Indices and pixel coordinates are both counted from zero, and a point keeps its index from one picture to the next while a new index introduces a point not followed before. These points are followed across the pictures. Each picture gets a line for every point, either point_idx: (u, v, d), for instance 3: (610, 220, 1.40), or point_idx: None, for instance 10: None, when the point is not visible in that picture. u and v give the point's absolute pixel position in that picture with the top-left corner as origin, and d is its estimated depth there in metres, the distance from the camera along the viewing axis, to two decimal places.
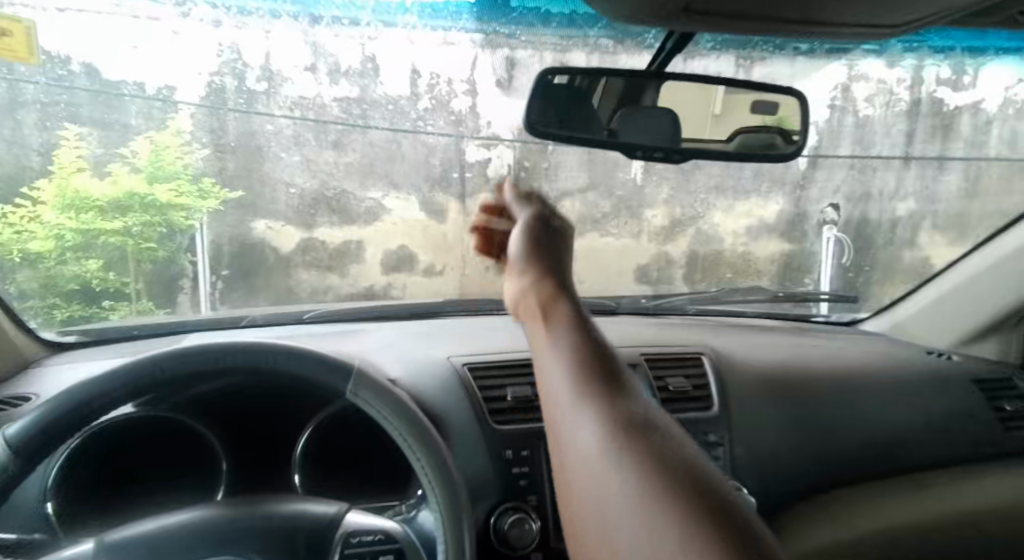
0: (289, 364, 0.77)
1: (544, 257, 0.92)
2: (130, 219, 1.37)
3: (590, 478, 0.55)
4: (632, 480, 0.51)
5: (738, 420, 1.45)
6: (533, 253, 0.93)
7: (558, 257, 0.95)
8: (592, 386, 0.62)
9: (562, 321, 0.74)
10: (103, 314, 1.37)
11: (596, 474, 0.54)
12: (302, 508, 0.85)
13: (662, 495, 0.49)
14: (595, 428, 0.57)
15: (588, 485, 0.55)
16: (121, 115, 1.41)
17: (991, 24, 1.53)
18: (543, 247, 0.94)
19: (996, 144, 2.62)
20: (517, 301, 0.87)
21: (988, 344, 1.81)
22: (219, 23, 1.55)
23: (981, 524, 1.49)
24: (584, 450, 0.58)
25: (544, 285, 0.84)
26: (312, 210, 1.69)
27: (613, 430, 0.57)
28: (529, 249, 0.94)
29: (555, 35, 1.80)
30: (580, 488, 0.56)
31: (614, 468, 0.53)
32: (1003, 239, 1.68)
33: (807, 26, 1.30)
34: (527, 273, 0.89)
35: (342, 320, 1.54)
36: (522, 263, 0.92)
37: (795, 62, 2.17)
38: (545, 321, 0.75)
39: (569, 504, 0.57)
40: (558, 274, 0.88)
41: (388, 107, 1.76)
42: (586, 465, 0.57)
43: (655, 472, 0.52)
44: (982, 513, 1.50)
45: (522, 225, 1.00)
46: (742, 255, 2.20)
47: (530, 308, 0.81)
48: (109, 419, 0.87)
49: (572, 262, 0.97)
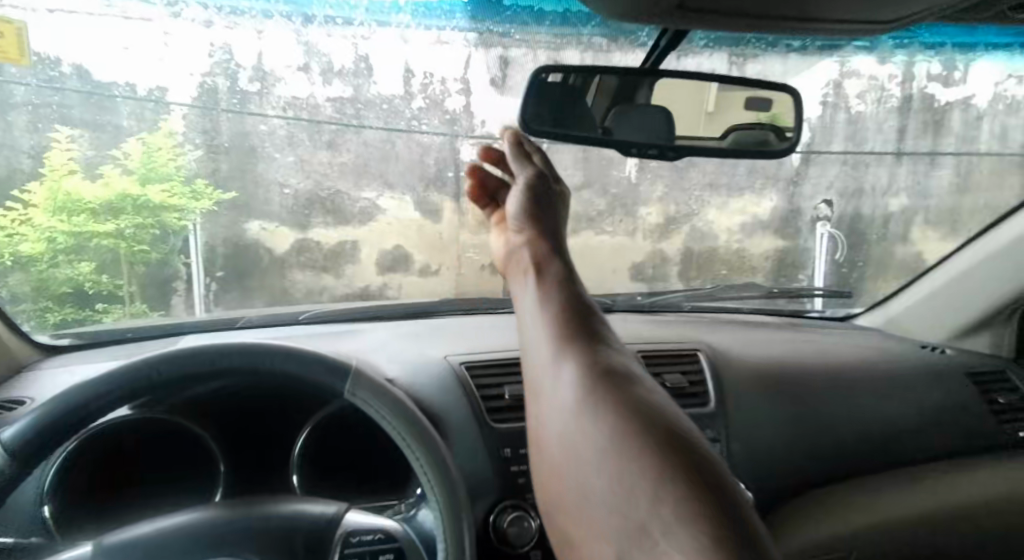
0: (285, 365, 0.77)
1: (541, 219, 1.18)
2: (123, 221, 1.37)
3: (582, 431, 0.79)
4: (621, 442, 0.75)
5: (735, 416, 1.46)
6: (529, 211, 1.18)
7: (553, 216, 1.21)
8: (572, 339, 0.91)
9: (553, 285, 1.02)
10: (97, 317, 1.35)
11: (586, 426, 0.79)
12: (300, 509, 0.85)
13: (645, 453, 0.72)
14: (582, 389, 0.83)
15: (582, 439, 0.79)
16: (112, 117, 1.40)
17: (981, 20, 1.54)
18: (542, 211, 1.20)
19: (988, 138, 2.63)
20: (516, 255, 1.14)
21: (982, 337, 1.82)
22: (211, 23, 1.54)
23: (971, 517, 1.54)
24: (577, 410, 0.82)
25: (541, 246, 1.12)
26: (306, 211, 1.70)
27: (594, 389, 0.82)
28: (530, 211, 1.19)
29: (549, 32, 1.78)
30: (575, 440, 0.80)
31: (601, 424, 0.78)
32: (996, 233, 1.68)
33: (800, 22, 1.30)
34: (527, 234, 1.15)
35: (337, 320, 1.52)
36: (522, 225, 1.17)
37: (787, 59, 2.20)
38: (541, 279, 1.04)
39: (562, 444, 0.82)
40: (552, 235, 1.15)
41: (384, 107, 1.76)
42: (580, 422, 0.80)
43: (634, 427, 0.76)
44: (973, 506, 1.54)
45: (520, 184, 1.23)
46: (737, 252, 2.23)
47: (528, 265, 1.09)
48: (107, 422, 0.86)
49: (565, 221, 1.23)
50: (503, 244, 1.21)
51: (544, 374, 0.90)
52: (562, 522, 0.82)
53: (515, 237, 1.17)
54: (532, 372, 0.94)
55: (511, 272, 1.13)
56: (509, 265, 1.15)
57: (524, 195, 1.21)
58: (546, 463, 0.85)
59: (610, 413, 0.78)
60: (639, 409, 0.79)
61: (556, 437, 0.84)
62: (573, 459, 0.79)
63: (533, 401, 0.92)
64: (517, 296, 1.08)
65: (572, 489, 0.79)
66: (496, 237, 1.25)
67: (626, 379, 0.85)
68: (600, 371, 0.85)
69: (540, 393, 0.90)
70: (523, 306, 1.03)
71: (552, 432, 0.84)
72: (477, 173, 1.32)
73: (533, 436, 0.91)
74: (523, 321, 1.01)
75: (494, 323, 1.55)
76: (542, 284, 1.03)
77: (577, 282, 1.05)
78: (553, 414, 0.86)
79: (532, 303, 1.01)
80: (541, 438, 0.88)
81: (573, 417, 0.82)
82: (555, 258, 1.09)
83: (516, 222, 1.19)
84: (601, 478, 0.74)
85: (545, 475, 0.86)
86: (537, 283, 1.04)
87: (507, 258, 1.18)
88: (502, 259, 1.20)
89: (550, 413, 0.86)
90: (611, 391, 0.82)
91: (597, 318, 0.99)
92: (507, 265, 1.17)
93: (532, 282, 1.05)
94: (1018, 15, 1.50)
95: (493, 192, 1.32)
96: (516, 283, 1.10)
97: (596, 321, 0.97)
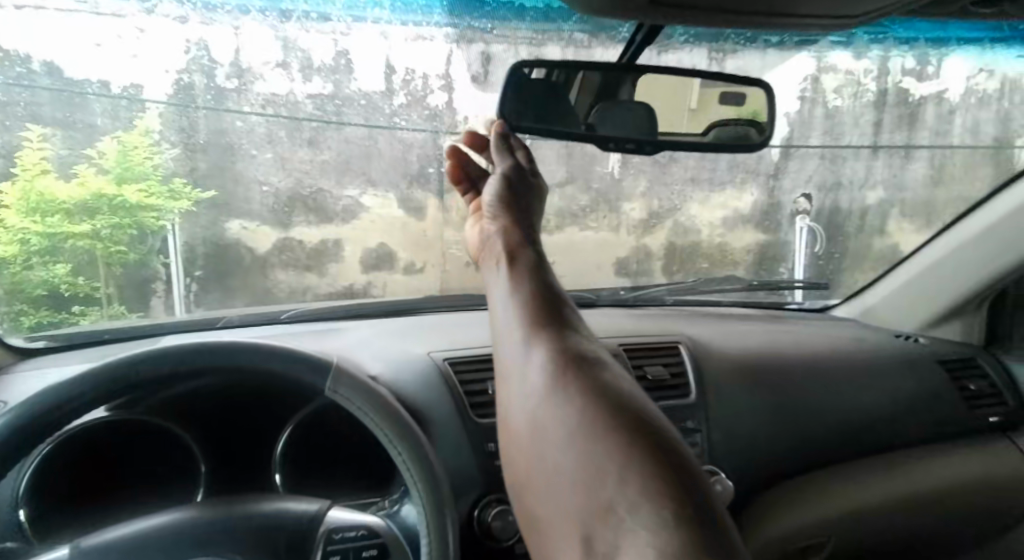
0: (260, 362, 0.77)
1: (516, 210, 1.20)
2: (99, 221, 1.33)
3: (551, 416, 0.80)
4: (589, 425, 0.75)
5: (715, 406, 1.47)
6: (505, 203, 1.21)
7: (527, 208, 1.24)
8: (543, 326, 0.93)
9: (525, 274, 1.04)
10: (74, 320, 1.32)
11: (555, 411, 0.80)
12: (283, 507, 0.87)
13: (612, 436, 0.73)
14: (551, 374, 0.84)
15: (551, 423, 0.79)
16: (84, 115, 1.35)
17: (946, 15, 1.55)
18: (517, 203, 1.22)
19: (959, 133, 2.67)
20: (489, 243, 1.15)
21: (953, 325, 1.87)
22: (186, 19, 1.53)
23: (942, 500, 1.61)
24: (546, 396, 0.83)
25: (514, 236, 1.13)
26: (288, 210, 1.68)
27: (563, 375, 0.84)
28: (506, 202, 1.21)
29: (529, 29, 1.85)
30: (543, 424, 0.80)
31: (571, 408, 0.79)
32: (969, 221, 1.70)
33: (771, 18, 1.32)
34: (501, 224, 1.17)
35: (320, 320, 1.51)
36: (497, 214, 1.20)
37: (766, 53, 2.20)
38: (513, 267, 1.06)
39: (531, 428, 0.83)
40: (525, 227, 1.18)
41: (362, 103, 1.75)
42: (548, 407, 0.81)
43: (602, 413, 0.77)
44: (945, 491, 1.61)
45: (497, 177, 1.27)
46: (718, 246, 2.24)
47: (501, 253, 1.10)
48: (82, 422, 0.85)
49: (540, 215, 1.26)
50: (478, 232, 1.21)
51: (515, 360, 0.91)
52: (528, 507, 0.82)
53: (489, 225, 1.19)
54: (502, 361, 0.95)
55: (484, 259, 1.14)
56: (483, 253, 1.16)
57: (500, 185, 1.24)
58: (514, 448, 0.86)
59: (580, 399, 0.79)
60: (607, 395, 0.80)
61: (525, 422, 0.84)
62: (541, 444, 0.80)
63: (502, 388, 0.93)
64: (489, 284, 1.08)
65: (538, 473, 0.79)
66: (471, 226, 1.26)
67: (596, 366, 0.86)
68: (570, 358, 0.87)
69: (509, 380, 0.91)
70: (495, 294, 1.04)
71: (521, 417, 0.85)
72: (458, 154, 1.37)
73: (501, 423, 0.91)
74: (495, 308, 1.02)
75: (477, 319, 1.56)
76: (515, 272, 1.05)
77: (547, 271, 1.07)
78: (522, 400, 0.86)
79: (504, 291, 1.02)
80: (510, 423, 0.88)
81: (542, 402, 0.83)
82: (528, 248, 1.11)
83: (492, 211, 1.21)
84: (566, 459, 0.75)
85: (513, 461, 0.86)
86: (509, 272, 1.05)
87: (481, 246, 1.18)
88: (476, 247, 1.21)
89: (518, 399, 0.87)
90: (581, 378, 0.83)
91: (568, 307, 1.00)
92: (480, 253, 1.18)
93: (505, 270, 1.06)
94: (983, 11, 1.52)
95: (473, 179, 1.36)
96: (489, 271, 1.11)
97: (567, 311, 0.99)
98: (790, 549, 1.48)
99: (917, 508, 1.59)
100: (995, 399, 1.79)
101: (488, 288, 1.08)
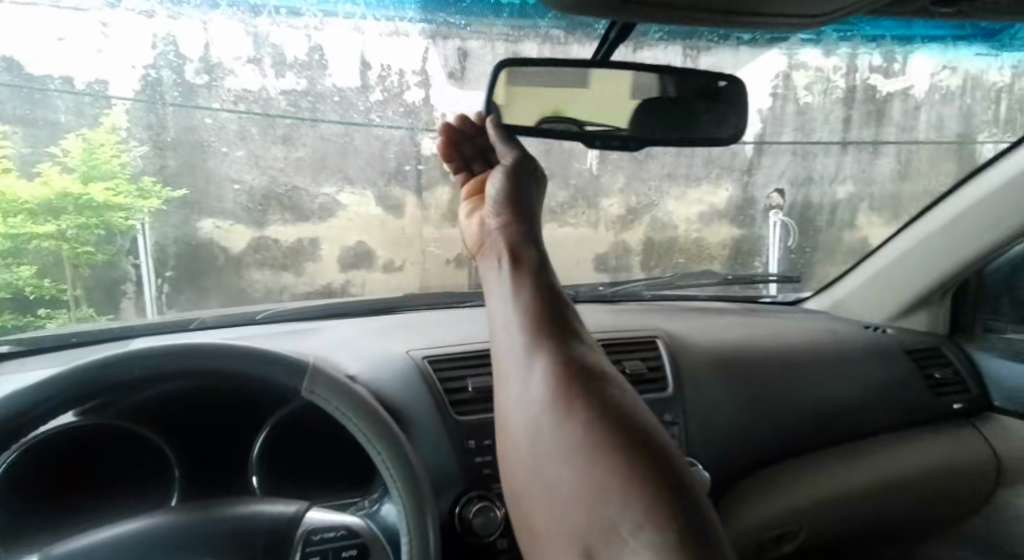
0: (231, 365, 0.75)
1: (519, 205, 1.14)
2: (64, 221, 1.30)
3: (552, 430, 0.80)
4: (591, 444, 0.75)
5: (691, 398, 1.48)
6: (507, 194, 1.16)
7: (528, 200, 1.17)
8: (543, 331, 0.90)
9: (527, 276, 0.99)
10: (39, 323, 1.23)
11: (555, 423, 0.79)
12: (259, 509, 0.88)
13: (615, 457, 0.73)
14: (553, 385, 0.83)
15: (551, 437, 0.79)
16: (46, 112, 1.32)
17: (907, 13, 1.57)
18: (524, 197, 1.17)
19: (924, 128, 2.72)
20: (490, 239, 1.10)
21: (919, 315, 1.91)
22: (153, 14, 1.50)
23: (906, 486, 1.66)
24: (547, 409, 0.81)
25: (515, 232, 1.08)
26: (262, 209, 1.66)
27: (566, 389, 0.82)
28: (511, 196, 1.15)
29: (505, 26, 1.80)
30: (544, 437, 0.80)
31: (572, 422, 0.78)
32: (934, 214, 1.73)
33: (744, 17, 1.33)
34: (504, 219, 1.11)
35: (297, 319, 1.49)
36: (501, 209, 1.14)
37: (738, 51, 2.22)
38: (517, 268, 1.01)
39: (531, 438, 0.83)
40: (526, 221, 1.11)
41: (336, 99, 1.73)
42: (549, 421, 0.80)
43: (603, 426, 0.77)
44: (908, 477, 1.66)
45: (502, 171, 1.20)
46: (695, 241, 2.26)
47: (503, 251, 1.05)
48: (52, 428, 0.78)
49: (541, 209, 1.19)
50: (477, 225, 1.16)
51: (514, 367, 0.89)
52: (525, 509, 0.84)
53: (490, 221, 1.13)
54: (501, 364, 0.93)
55: (484, 255, 1.09)
56: (482, 249, 1.11)
57: (506, 182, 1.18)
58: (513, 451, 0.86)
59: (582, 416, 0.78)
60: (610, 411, 0.79)
61: (524, 430, 0.84)
62: (541, 456, 0.80)
63: (501, 392, 0.92)
64: (489, 283, 1.04)
65: (536, 482, 0.81)
66: (468, 218, 1.21)
67: (600, 380, 0.84)
68: (573, 370, 0.84)
69: (507, 385, 0.90)
70: (495, 298, 1.00)
71: (520, 424, 0.85)
72: (451, 132, 1.31)
73: (499, 424, 0.91)
74: (495, 310, 0.99)
75: (457, 317, 1.55)
76: (516, 273, 1.00)
77: (551, 271, 1.02)
78: (521, 408, 0.86)
79: (505, 293, 0.98)
80: (508, 428, 0.88)
81: (542, 416, 0.82)
82: (531, 247, 1.05)
83: (495, 205, 1.15)
84: (566, 472, 0.76)
85: (511, 463, 0.87)
86: (509, 272, 1.01)
87: (481, 242, 1.13)
88: (474, 241, 1.16)
89: (518, 406, 0.86)
90: (584, 392, 0.81)
91: (569, 309, 0.97)
92: (479, 250, 1.12)
93: (506, 270, 1.01)
94: (942, 10, 1.54)
95: (466, 157, 1.32)
96: (489, 271, 1.05)
97: (569, 314, 0.95)
98: (764, 537, 1.51)
99: (885, 494, 1.64)
100: (959, 386, 1.82)
101: (487, 287, 1.04)
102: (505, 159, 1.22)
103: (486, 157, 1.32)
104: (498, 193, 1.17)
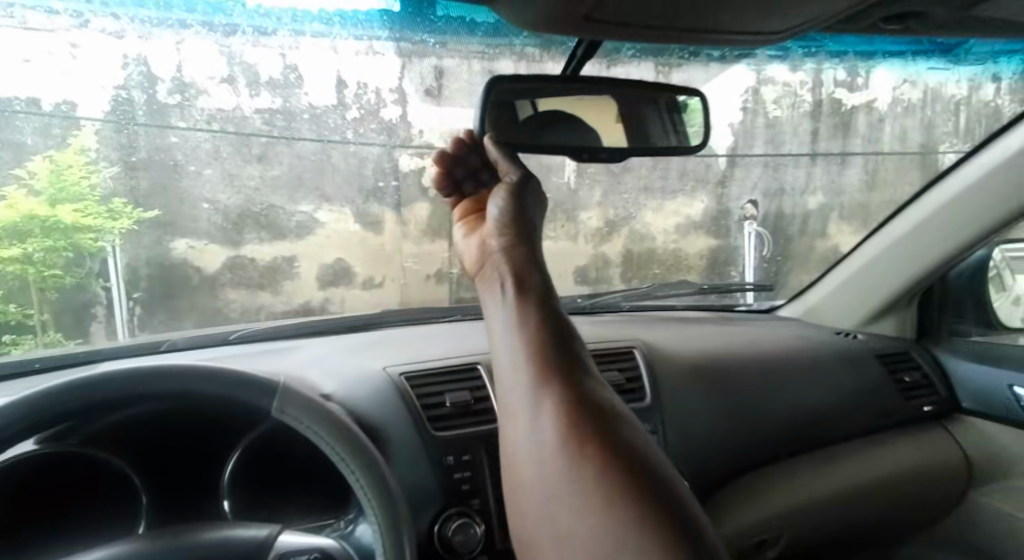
0: (210, 389, 0.74)
1: (524, 227, 1.09)
2: (31, 245, 1.29)
3: (559, 473, 0.79)
4: (601, 492, 0.75)
5: (670, 408, 1.49)
6: (507, 209, 1.10)
7: (531, 217, 1.12)
8: (550, 367, 0.88)
9: (532, 303, 0.96)
10: (4, 349, 1.24)
11: (564, 468, 0.79)
12: (231, 534, 0.87)
13: (625, 504, 0.74)
14: (561, 425, 0.82)
15: (558, 480, 0.79)
16: (10, 134, 1.30)
17: (858, 31, 1.61)
18: (525, 218, 1.10)
19: (889, 139, 2.82)
20: (490, 261, 1.06)
21: (887, 322, 1.94)
22: (122, 34, 1.45)
23: (879, 490, 1.68)
24: (555, 450, 0.81)
25: (518, 255, 1.03)
26: (238, 228, 1.63)
27: (573, 430, 0.81)
28: (512, 214, 1.09)
29: (480, 43, 1.65)
30: (549, 478, 0.80)
31: (582, 467, 0.78)
32: (901, 220, 1.77)
33: (703, 34, 1.36)
34: (505, 241, 1.06)
35: (274, 338, 1.53)
36: (502, 229, 1.08)
37: (708, 67, 2.21)
38: (519, 293, 0.97)
39: (535, 475, 0.83)
40: (529, 244, 1.06)
41: (308, 117, 1.70)
42: (556, 462, 0.80)
43: (615, 475, 0.76)
44: (880, 481, 1.68)
45: (502, 189, 1.13)
46: (673, 252, 2.29)
47: (505, 275, 1.01)
48: (12, 458, 0.75)
49: (542, 229, 1.13)
50: (477, 246, 1.11)
51: (522, 402, 0.88)
52: (530, 544, 0.84)
53: (491, 241, 1.08)
54: (506, 396, 0.91)
55: (484, 280, 1.05)
56: (482, 273, 1.06)
57: (508, 202, 1.11)
58: (518, 486, 0.86)
59: (592, 462, 0.78)
60: (618, 453, 0.79)
61: (529, 468, 0.84)
62: (546, 497, 0.80)
63: (507, 424, 0.91)
64: (489, 308, 1.01)
65: (541, 522, 0.81)
66: (467, 237, 1.15)
67: (609, 420, 0.84)
68: (581, 409, 0.83)
69: (514, 419, 0.89)
70: (497, 326, 0.97)
71: (526, 462, 0.85)
72: (444, 159, 1.21)
73: (504, 456, 0.91)
74: (496, 338, 0.96)
75: (434, 334, 1.56)
76: (518, 300, 0.97)
77: (555, 298, 0.99)
78: (526, 445, 0.85)
79: (508, 321, 0.95)
80: (513, 461, 0.88)
81: (549, 456, 0.81)
82: (534, 270, 1.02)
83: (496, 224, 1.09)
84: (575, 518, 0.76)
85: (516, 497, 0.87)
86: (511, 297, 0.97)
87: (481, 265, 1.08)
88: (474, 263, 1.10)
89: (524, 444, 0.85)
90: (594, 435, 0.81)
91: (575, 337, 0.95)
92: (479, 272, 1.08)
93: (510, 296, 0.97)
94: (892, 27, 1.58)
95: (456, 178, 1.22)
96: (490, 295, 1.02)
97: (575, 344, 0.93)
98: (744, 545, 1.51)
99: (856, 499, 1.65)
100: (928, 389, 1.86)
101: (487, 313, 1.01)
102: (508, 172, 1.16)
103: (479, 176, 1.23)
104: (501, 207, 1.11)
